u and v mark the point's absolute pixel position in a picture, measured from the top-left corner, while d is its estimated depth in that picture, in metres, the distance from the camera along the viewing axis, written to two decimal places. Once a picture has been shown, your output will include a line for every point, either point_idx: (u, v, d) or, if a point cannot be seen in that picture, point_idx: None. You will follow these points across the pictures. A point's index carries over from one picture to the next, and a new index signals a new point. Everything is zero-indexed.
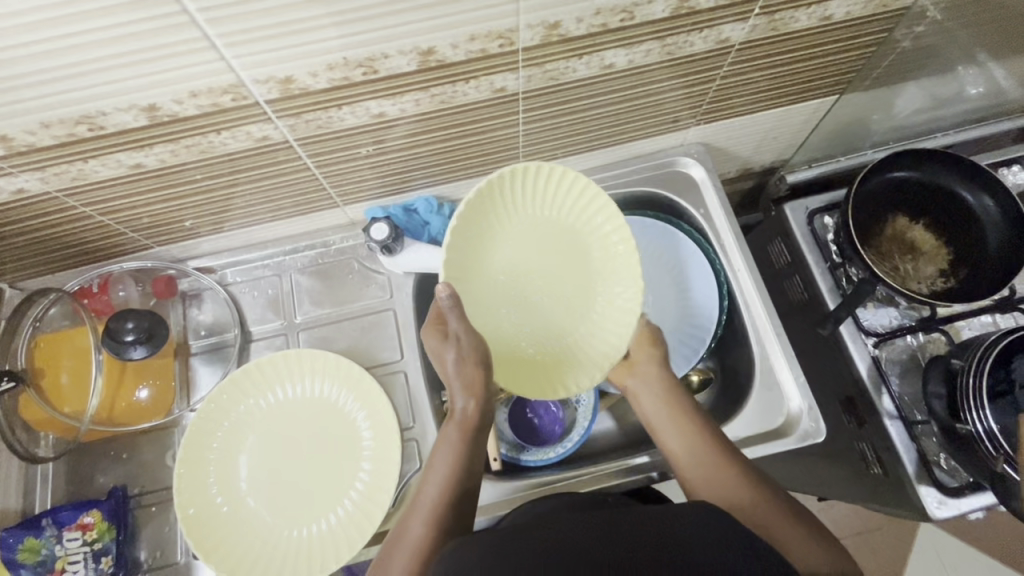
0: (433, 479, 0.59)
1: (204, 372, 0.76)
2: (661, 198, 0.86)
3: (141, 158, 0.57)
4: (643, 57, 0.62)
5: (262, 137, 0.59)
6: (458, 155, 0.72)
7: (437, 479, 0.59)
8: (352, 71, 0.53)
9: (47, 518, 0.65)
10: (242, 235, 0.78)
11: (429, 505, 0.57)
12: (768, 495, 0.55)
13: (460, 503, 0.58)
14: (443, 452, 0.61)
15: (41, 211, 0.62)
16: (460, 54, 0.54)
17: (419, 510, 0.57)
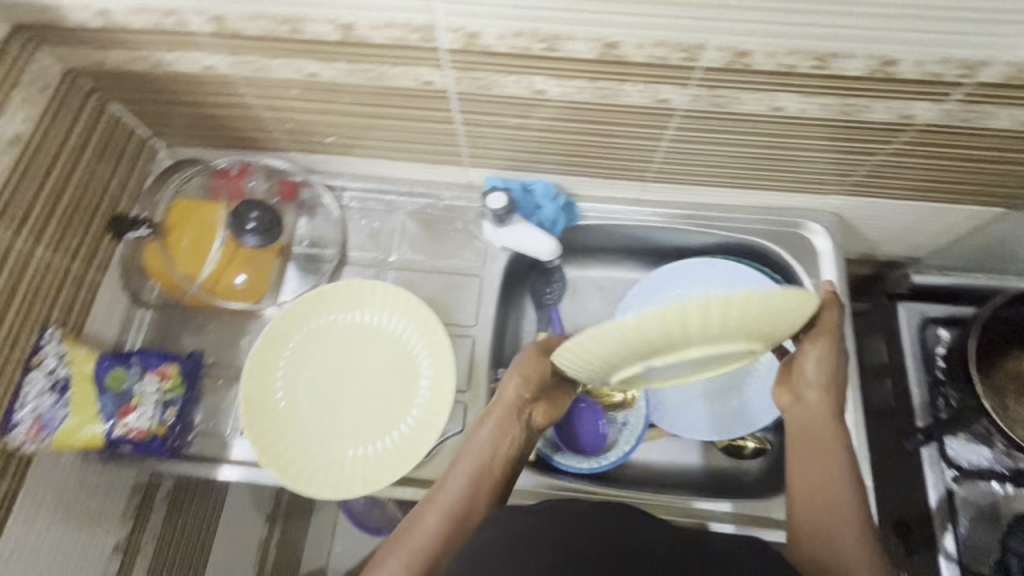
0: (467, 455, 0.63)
1: (296, 277, 0.81)
2: (775, 258, 0.82)
3: (318, 69, 0.62)
4: (817, 110, 0.59)
5: (428, 81, 0.61)
6: (595, 152, 0.73)
7: (454, 482, 0.61)
8: (534, 44, 0.54)
9: (136, 357, 0.71)
10: (369, 164, 0.82)
11: (466, 484, 0.61)
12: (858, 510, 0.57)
13: (479, 503, 0.61)
14: (468, 456, 0.63)
15: (217, 89, 0.68)
16: (640, 56, 0.54)
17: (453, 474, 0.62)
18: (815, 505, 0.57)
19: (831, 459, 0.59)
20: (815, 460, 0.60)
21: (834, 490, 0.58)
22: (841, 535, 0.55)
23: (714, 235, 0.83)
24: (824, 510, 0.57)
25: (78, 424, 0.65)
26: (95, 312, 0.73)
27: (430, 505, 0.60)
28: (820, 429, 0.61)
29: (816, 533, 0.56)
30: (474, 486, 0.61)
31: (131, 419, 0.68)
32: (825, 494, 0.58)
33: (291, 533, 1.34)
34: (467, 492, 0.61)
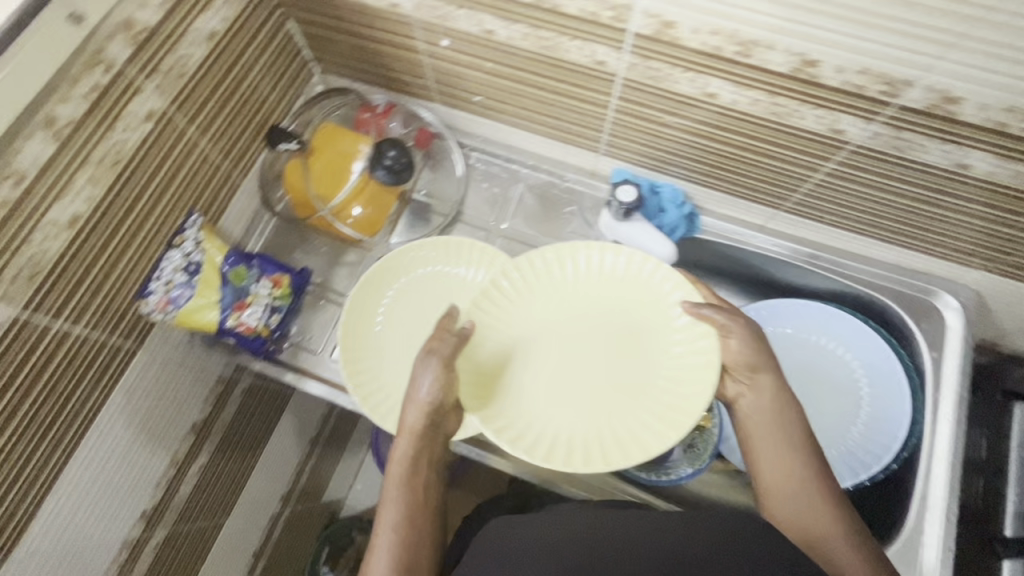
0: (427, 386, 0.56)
1: (407, 222, 0.85)
2: (896, 320, 0.77)
3: (498, 27, 0.63)
4: (1007, 176, 0.55)
5: (601, 61, 0.61)
6: (739, 168, 0.71)
7: (385, 526, 0.52)
8: (728, 46, 0.53)
9: (257, 259, 0.75)
10: (504, 131, 0.83)
11: (440, 416, 0.56)
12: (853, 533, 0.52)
13: (416, 545, 0.52)
14: (392, 494, 0.53)
15: (392, 28, 0.70)
16: (836, 80, 0.52)
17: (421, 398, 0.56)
18: (801, 498, 0.53)
19: (772, 426, 0.55)
20: (766, 435, 0.55)
21: (824, 522, 0.52)
22: (812, 517, 0.52)
23: (835, 280, 0.79)
24: (820, 549, 0.51)
25: (199, 306, 0.69)
26: (229, 210, 0.78)
27: (405, 428, 0.56)
28: (769, 423, 0.55)
29: (818, 536, 0.52)
30: (444, 415, 0.57)
31: (243, 314, 0.72)
32: (818, 532, 0.52)
33: (324, 460, 1.40)
34: (407, 529, 0.52)
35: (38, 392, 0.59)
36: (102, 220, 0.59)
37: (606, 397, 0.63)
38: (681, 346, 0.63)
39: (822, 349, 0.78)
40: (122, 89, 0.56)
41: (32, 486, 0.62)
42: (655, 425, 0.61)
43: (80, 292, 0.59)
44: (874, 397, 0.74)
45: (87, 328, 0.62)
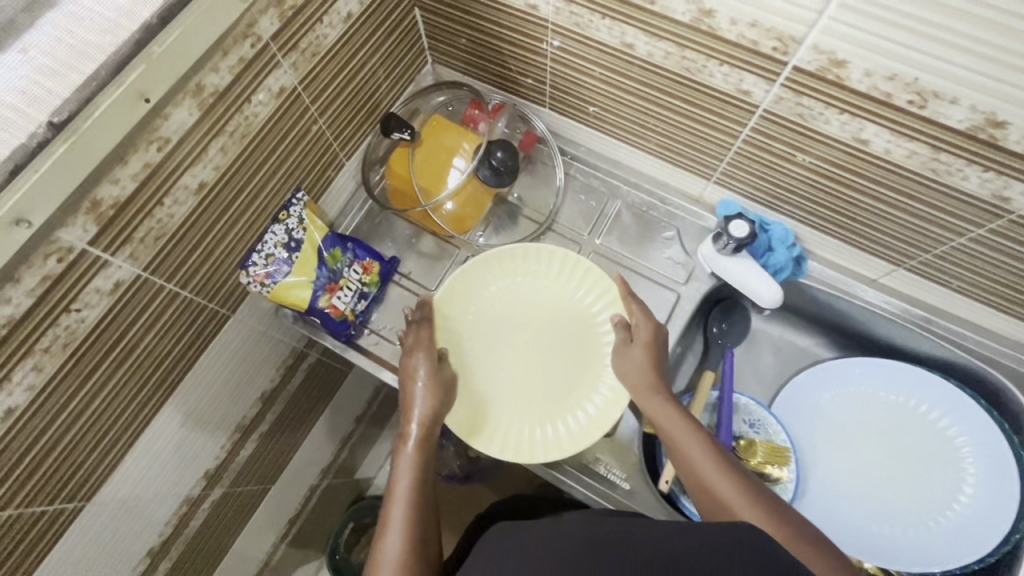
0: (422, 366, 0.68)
1: (499, 224, 0.84)
2: (1011, 404, 0.71)
3: (640, 42, 0.60)
4: None
5: (745, 90, 0.58)
6: (865, 219, 0.66)
7: (399, 499, 0.60)
8: (901, 93, 0.49)
9: (351, 244, 0.75)
10: (611, 145, 0.80)
11: (436, 389, 0.67)
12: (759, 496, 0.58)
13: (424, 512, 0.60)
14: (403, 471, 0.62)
15: (522, 28, 0.68)
16: (1021, 144, 0.47)
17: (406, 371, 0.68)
18: (701, 484, 0.60)
19: (675, 427, 0.64)
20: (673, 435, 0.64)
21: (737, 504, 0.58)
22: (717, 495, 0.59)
23: (947, 348, 0.74)
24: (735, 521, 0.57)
25: (295, 284, 0.70)
26: (329, 190, 0.79)
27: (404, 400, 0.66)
28: (670, 430, 0.64)
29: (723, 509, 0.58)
30: (441, 387, 0.67)
31: (334, 297, 0.73)
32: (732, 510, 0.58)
33: (363, 439, 1.41)
34: (420, 498, 0.61)
35: (142, 350, 0.60)
36: (223, 189, 0.60)
37: (541, 402, 0.72)
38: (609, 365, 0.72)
39: (927, 423, 0.75)
40: (264, 64, 0.57)
41: (114, 447, 0.63)
42: (576, 437, 0.70)
43: (193, 256, 0.60)
44: (979, 484, 0.70)
45: (192, 292, 0.63)
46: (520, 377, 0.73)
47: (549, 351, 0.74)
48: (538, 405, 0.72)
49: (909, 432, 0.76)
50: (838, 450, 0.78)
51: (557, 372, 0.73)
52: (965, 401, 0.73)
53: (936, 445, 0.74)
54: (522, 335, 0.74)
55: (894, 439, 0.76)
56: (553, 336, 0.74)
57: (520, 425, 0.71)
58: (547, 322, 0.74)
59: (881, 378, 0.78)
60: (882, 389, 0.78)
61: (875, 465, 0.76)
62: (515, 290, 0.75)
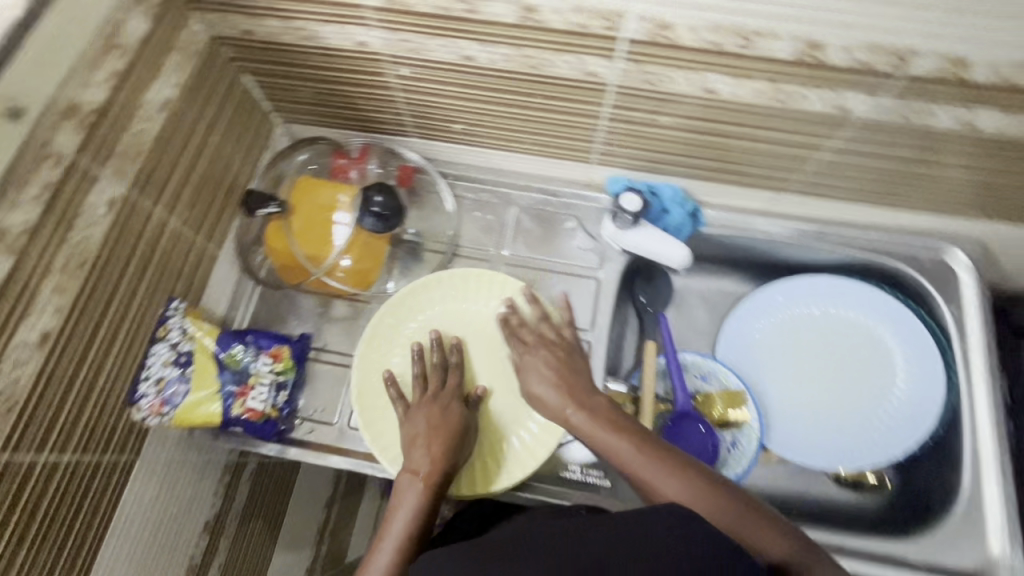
0: (451, 411, 0.64)
1: (405, 266, 0.79)
2: (911, 283, 0.77)
3: (478, 52, 0.59)
4: (1013, 129, 0.55)
5: (592, 72, 0.58)
6: (740, 159, 0.69)
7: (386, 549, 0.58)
8: (727, 39, 0.51)
9: (251, 335, 0.68)
10: (490, 156, 0.79)
11: (448, 433, 0.63)
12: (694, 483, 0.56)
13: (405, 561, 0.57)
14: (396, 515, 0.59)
15: (360, 67, 0.65)
16: (842, 58, 0.50)
17: (426, 416, 0.64)
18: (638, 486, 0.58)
19: (603, 439, 0.60)
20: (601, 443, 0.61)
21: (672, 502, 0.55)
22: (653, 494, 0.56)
23: (846, 253, 0.78)
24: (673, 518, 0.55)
25: (198, 402, 0.63)
26: (211, 285, 0.72)
27: (410, 447, 0.63)
28: (595, 441, 0.61)
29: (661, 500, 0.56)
30: (456, 431, 0.63)
31: (248, 399, 0.66)
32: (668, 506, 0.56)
33: None
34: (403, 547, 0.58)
35: (32, 532, 0.52)
36: (76, 329, 0.53)
37: (491, 422, 0.68)
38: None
39: (855, 322, 0.79)
40: (78, 180, 0.51)
41: None
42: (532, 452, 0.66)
43: (64, 409, 0.53)
44: (907, 361, 0.76)
45: (77, 451, 0.55)
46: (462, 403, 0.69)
47: (485, 369, 0.71)
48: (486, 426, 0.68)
49: (840, 336, 0.80)
50: (785, 373, 0.80)
51: (499, 388, 0.70)
52: (876, 293, 0.78)
53: (868, 342, 0.78)
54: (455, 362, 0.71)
55: (829, 348, 0.80)
56: (486, 353, 0.71)
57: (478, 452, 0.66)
58: (475, 341, 0.72)
59: (801, 294, 0.81)
60: (808, 303, 0.81)
61: (818, 377, 0.79)
62: (436, 322, 0.72)
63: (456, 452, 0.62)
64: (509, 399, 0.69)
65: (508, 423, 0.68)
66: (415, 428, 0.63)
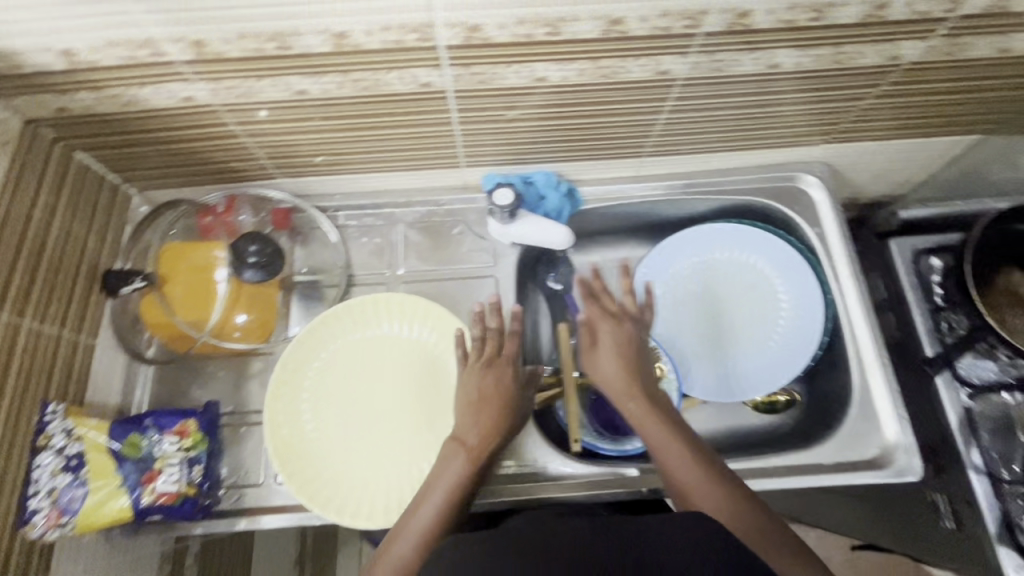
0: (504, 378, 0.65)
1: (304, 307, 0.78)
2: (778, 213, 0.84)
3: (309, 85, 0.58)
4: (812, 62, 0.60)
5: (425, 83, 0.59)
6: (595, 134, 0.72)
7: (427, 509, 0.57)
8: (537, 30, 0.53)
9: (149, 418, 0.66)
10: (363, 179, 0.79)
11: (495, 401, 0.63)
12: (724, 481, 0.58)
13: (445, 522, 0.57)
14: (443, 471, 0.60)
15: (197, 121, 0.63)
16: (644, 29, 0.54)
17: (485, 378, 0.65)
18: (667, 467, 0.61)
19: (653, 419, 0.64)
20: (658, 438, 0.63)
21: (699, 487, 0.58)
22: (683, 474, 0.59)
23: (716, 198, 0.84)
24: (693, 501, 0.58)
25: (100, 501, 0.60)
26: (94, 375, 0.68)
27: (462, 412, 0.63)
28: (636, 413, 0.65)
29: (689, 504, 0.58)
30: (510, 397, 0.64)
31: (158, 484, 0.63)
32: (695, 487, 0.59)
33: None
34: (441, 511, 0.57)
35: None
36: None
37: (414, 443, 0.67)
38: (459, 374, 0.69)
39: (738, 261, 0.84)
40: None
41: None
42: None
43: None
44: (788, 286, 0.81)
45: None
46: (382, 432, 0.67)
47: (398, 391, 0.69)
48: (409, 450, 0.66)
49: (729, 277, 0.84)
50: (691, 322, 0.84)
51: (416, 407, 0.68)
52: (748, 230, 0.83)
53: (754, 276, 0.83)
54: (366, 392, 0.69)
55: (723, 289, 0.84)
56: (395, 375, 0.70)
57: (407, 476, 0.65)
58: (382, 366, 0.70)
59: (687, 245, 0.85)
60: (694, 252, 0.85)
61: (716, 322, 0.83)
62: (339, 356, 0.70)
63: (506, 421, 0.63)
64: (428, 415, 0.68)
65: (431, 439, 0.67)
66: (466, 394, 0.64)
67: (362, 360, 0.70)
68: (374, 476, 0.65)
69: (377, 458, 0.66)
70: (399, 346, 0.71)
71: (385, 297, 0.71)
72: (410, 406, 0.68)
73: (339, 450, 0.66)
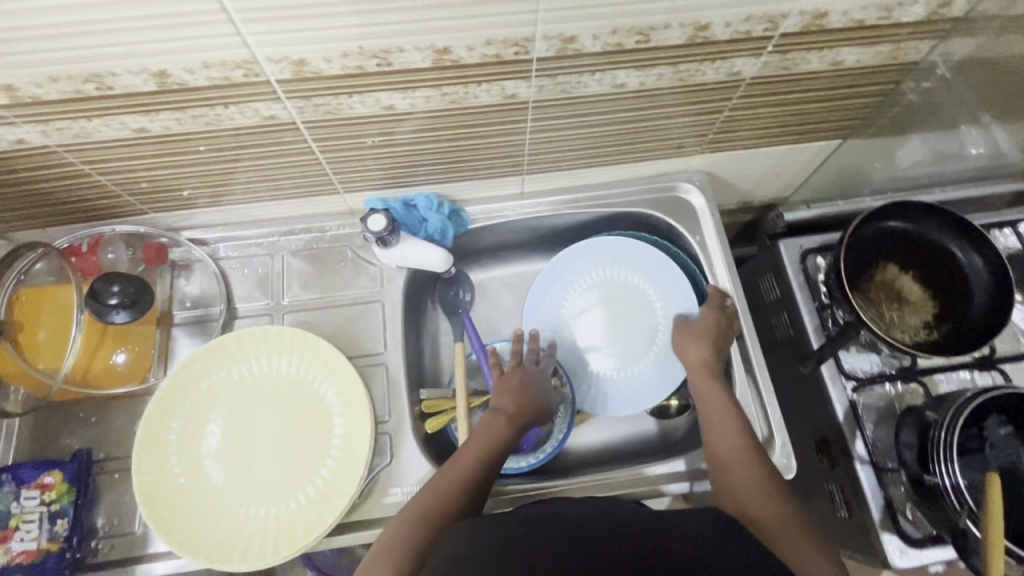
0: (527, 382, 0.70)
1: (186, 343, 0.76)
2: (662, 223, 0.86)
3: (146, 122, 0.57)
4: (655, 80, 0.62)
5: (269, 116, 0.59)
6: (466, 157, 0.73)
7: (453, 472, 0.59)
8: (366, 62, 0.53)
9: (7, 473, 0.65)
10: (240, 210, 0.77)
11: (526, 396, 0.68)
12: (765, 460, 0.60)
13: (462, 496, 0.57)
14: (473, 441, 0.62)
15: (38, 163, 0.61)
16: (475, 57, 0.54)
17: (513, 381, 0.69)
18: (715, 437, 0.63)
19: (710, 392, 0.67)
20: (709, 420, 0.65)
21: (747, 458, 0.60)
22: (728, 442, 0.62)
23: (601, 212, 0.85)
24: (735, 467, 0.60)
25: None
26: None
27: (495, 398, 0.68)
28: (711, 394, 0.67)
29: (727, 491, 0.59)
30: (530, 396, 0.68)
31: (13, 543, 0.62)
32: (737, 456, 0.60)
33: None
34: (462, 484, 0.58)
35: None
36: None
37: (292, 479, 0.66)
38: (336, 405, 0.69)
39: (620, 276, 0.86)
40: None
41: None
42: (329, 495, 0.64)
43: None
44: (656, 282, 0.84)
45: None
46: (259, 471, 0.66)
47: (275, 427, 0.68)
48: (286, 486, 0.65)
49: (608, 292, 0.86)
50: (576, 338, 0.85)
51: (293, 442, 0.68)
52: (629, 244, 0.84)
53: (636, 290, 0.85)
54: (243, 431, 0.68)
55: (600, 300, 0.85)
56: (273, 412, 0.69)
57: (283, 514, 0.64)
58: (260, 403, 0.69)
59: (572, 263, 0.86)
60: (578, 269, 0.86)
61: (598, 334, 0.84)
62: (214, 396, 0.69)
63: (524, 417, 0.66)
64: (306, 450, 0.67)
65: (309, 474, 0.66)
66: (502, 391, 0.68)
67: (238, 398, 0.69)
68: (250, 517, 0.64)
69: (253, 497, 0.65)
70: (276, 382, 0.70)
71: (260, 333, 0.70)
72: (289, 442, 0.68)
73: (213, 493, 0.65)
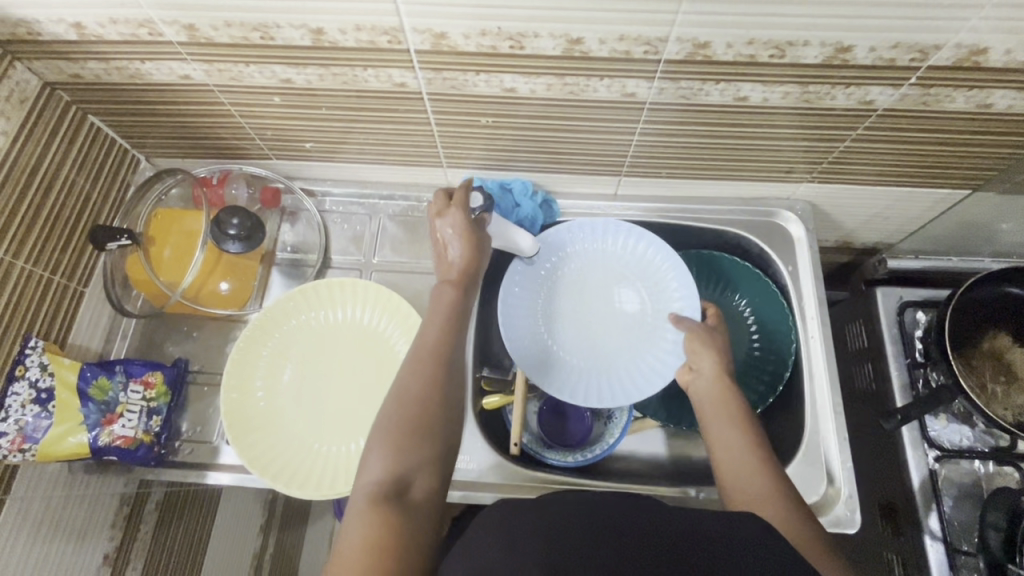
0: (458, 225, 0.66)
1: (282, 284, 0.82)
2: (754, 248, 0.84)
3: (293, 74, 0.63)
4: (779, 98, 0.61)
5: (400, 83, 0.63)
6: (569, 149, 0.74)
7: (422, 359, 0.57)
8: (501, 42, 0.56)
9: (120, 365, 0.71)
10: (351, 169, 0.83)
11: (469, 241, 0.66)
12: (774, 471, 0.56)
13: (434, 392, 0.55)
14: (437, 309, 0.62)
15: (195, 99, 0.69)
16: (605, 50, 0.56)
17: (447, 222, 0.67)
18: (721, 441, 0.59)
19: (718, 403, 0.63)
20: (719, 423, 0.61)
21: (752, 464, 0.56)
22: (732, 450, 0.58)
23: (691, 226, 0.84)
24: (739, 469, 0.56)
25: (59, 435, 0.66)
26: (79, 322, 0.74)
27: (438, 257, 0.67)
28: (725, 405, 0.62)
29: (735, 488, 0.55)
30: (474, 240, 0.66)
31: (115, 428, 0.68)
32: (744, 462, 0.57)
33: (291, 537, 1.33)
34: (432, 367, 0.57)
35: None
36: None
37: (359, 423, 0.70)
38: None
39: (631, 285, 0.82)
40: None
41: None
42: None
43: None
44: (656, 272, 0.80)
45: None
46: (330, 410, 0.71)
47: (349, 373, 0.73)
48: (352, 429, 0.69)
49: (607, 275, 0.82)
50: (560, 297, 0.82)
51: (364, 390, 0.72)
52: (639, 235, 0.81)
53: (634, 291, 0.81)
54: (319, 369, 0.73)
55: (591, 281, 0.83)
56: (349, 357, 0.73)
57: (346, 454, 0.68)
58: (338, 347, 0.74)
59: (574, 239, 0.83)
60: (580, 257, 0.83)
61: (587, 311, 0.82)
62: (298, 333, 0.74)
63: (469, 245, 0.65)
64: (375, 399, 0.71)
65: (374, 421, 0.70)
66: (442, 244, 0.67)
67: (319, 339, 0.74)
68: (314, 451, 0.68)
69: (319, 433, 0.69)
70: (357, 330, 0.75)
71: (350, 284, 0.75)
72: (360, 388, 0.72)
73: (286, 421, 0.70)
